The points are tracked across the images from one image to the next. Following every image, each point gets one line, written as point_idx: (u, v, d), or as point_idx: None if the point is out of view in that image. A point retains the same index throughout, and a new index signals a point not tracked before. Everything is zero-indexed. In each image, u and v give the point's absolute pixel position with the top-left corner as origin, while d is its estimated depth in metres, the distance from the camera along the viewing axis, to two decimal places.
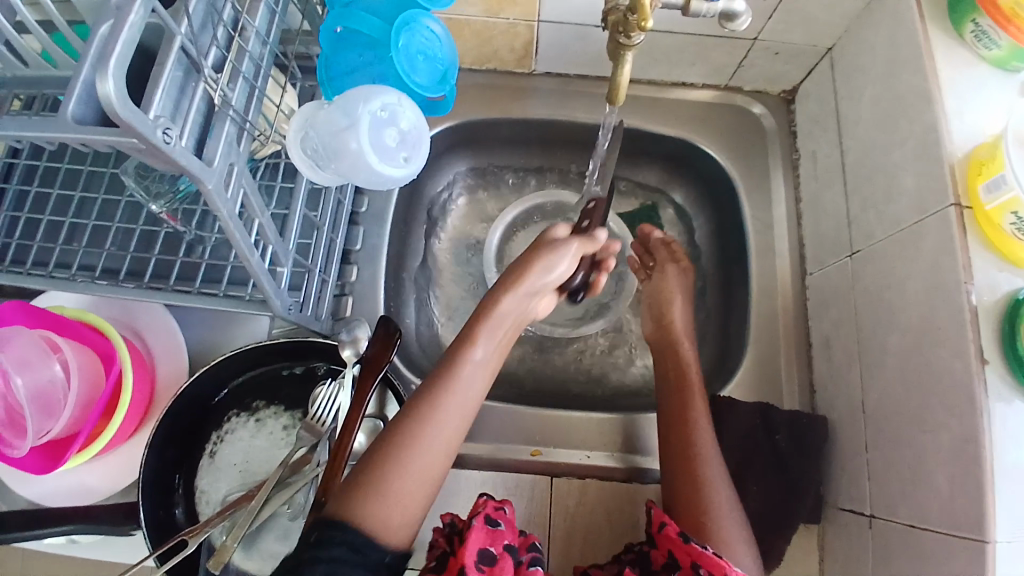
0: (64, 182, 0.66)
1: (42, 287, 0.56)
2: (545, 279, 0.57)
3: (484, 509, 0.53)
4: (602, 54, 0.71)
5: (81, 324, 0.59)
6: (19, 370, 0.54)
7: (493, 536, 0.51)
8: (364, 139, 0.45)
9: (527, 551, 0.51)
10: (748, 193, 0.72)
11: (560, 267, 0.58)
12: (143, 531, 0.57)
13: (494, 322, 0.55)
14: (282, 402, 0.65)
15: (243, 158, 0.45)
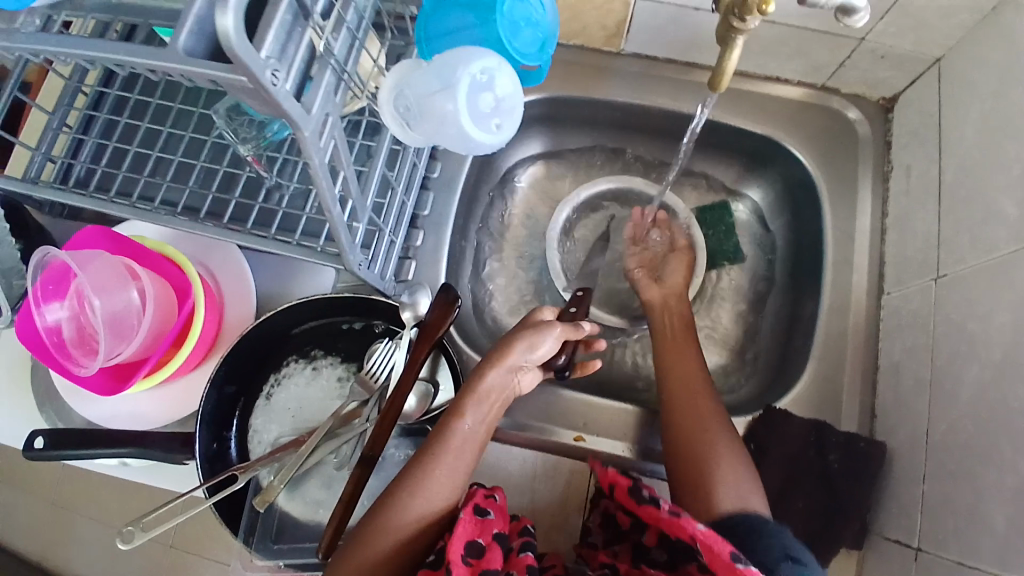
0: (154, 116, 0.68)
1: (126, 215, 0.58)
2: (526, 359, 0.56)
3: (476, 498, 0.51)
4: (694, 41, 0.68)
5: (160, 255, 0.61)
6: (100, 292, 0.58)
7: (483, 527, 0.49)
8: (459, 103, 0.45)
9: (519, 538, 0.52)
10: (830, 201, 0.69)
11: (544, 346, 0.56)
12: (197, 461, 0.60)
13: (500, 378, 0.55)
14: (338, 354, 0.67)
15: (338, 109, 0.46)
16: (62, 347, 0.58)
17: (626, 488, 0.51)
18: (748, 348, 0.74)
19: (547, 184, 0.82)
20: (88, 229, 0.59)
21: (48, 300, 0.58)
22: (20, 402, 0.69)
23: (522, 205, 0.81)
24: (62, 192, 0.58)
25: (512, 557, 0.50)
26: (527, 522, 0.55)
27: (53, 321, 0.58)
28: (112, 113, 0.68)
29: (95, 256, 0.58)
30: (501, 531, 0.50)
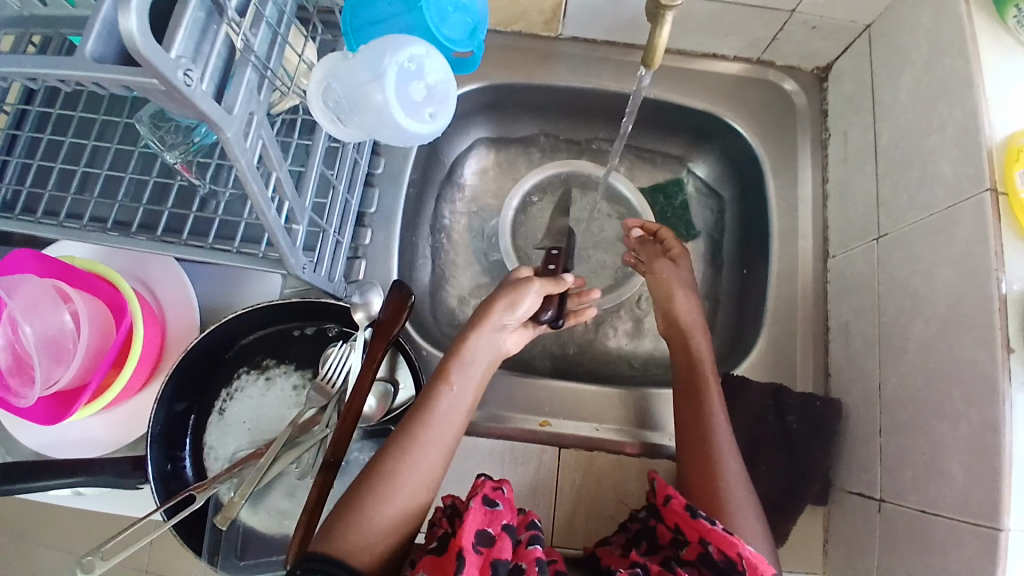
0: (78, 129, 0.64)
1: (54, 235, 0.55)
2: (504, 319, 0.59)
3: (483, 489, 0.52)
4: (631, 21, 0.68)
5: (91, 274, 0.58)
6: (28, 317, 0.54)
7: (492, 518, 0.50)
8: (388, 92, 0.43)
9: (526, 530, 0.51)
10: (774, 172, 0.70)
11: (523, 305, 0.59)
12: (151, 484, 0.57)
13: (479, 346, 0.59)
14: (291, 361, 0.65)
15: (263, 108, 0.44)
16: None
17: (681, 507, 0.52)
18: (706, 321, 0.75)
19: (495, 173, 0.81)
20: (15, 252, 0.55)
21: None
22: None
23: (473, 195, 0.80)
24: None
25: (519, 550, 0.49)
26: (535, 517, 0.54)
27: None
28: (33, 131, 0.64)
29: (24, 279, 0.55)
30: (510, 523, 0.51)
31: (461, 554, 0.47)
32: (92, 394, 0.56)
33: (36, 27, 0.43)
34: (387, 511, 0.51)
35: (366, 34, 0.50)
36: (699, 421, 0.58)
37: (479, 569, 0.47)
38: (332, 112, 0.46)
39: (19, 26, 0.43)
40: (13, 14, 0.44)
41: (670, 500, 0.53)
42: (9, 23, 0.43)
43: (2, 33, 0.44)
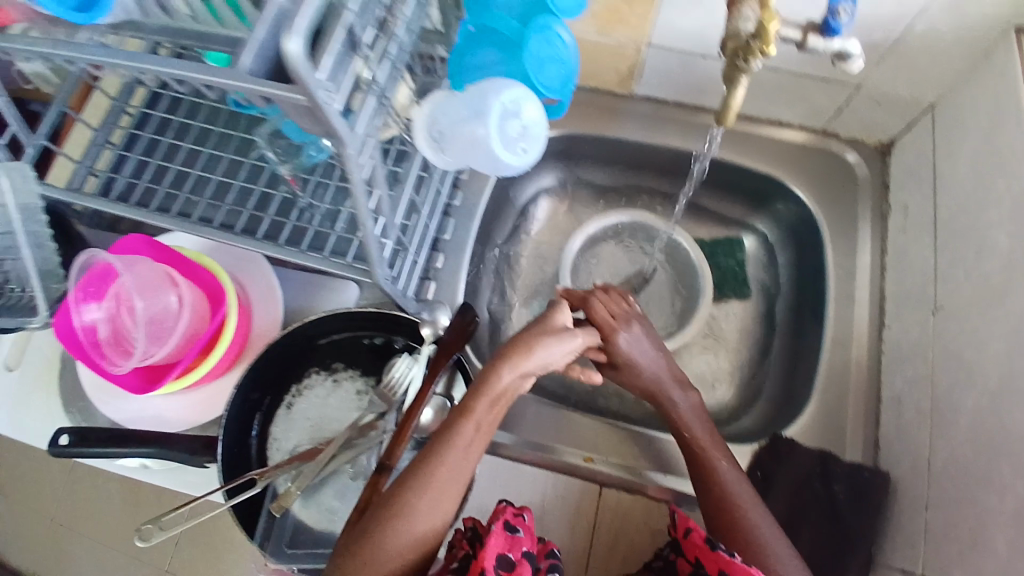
0: (201, 139, 0.73)
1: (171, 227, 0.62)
2: (540, 359, 0.57)
3: (504, 514, 0.53)
4: (703, 85, 0.74)
5: (196, 264, 0.64)
6: (140, 294, 0.61)
7: (511, 542, 0.51)
8: (490, 129, 0.50)
9: (545, 559, 0.52)
10: (832, 239, 0.72)
11: (557, 347, 0.58)
12: (218, 463, 0.62)
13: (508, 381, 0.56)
14: (359, 367, 0.70)
15: (376, 130, 0.50)
16: (96, 345, 0.61)
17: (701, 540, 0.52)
18: (756, 379, 0.76)
19: (560, 216, 0.86)
20: (131, 237, 0.63)
21: (85, 302, 0.62)
22: (49, 404, 0.72)
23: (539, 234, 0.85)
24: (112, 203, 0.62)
25: None
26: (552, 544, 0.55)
27: (87, 322, 0.61)
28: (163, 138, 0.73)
29: (135, 262, 0.62)
30: (527, 549, 0.51)
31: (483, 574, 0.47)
32: (182, 369, 0.62)
33: (180, 37, 0.49)
34: (400, 541, 0.51)
35: (468, 73, 0.57)
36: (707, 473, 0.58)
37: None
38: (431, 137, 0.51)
39: (163, 33, 0.50)
40: (161, 22, 0.50)
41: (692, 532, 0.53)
42: (157, 31, 0.50)
43: (148, 38, 0.50)
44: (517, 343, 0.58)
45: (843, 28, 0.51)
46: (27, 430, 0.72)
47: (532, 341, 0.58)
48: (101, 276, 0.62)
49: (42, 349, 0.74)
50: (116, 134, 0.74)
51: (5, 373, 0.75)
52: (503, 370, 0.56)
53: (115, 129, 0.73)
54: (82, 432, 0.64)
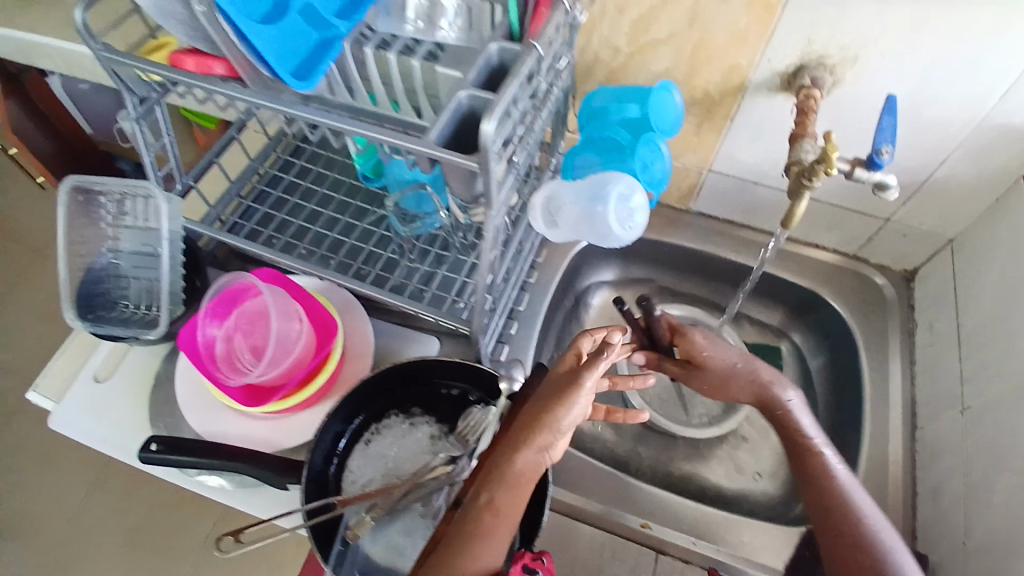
0: (322, 203, 0.86)
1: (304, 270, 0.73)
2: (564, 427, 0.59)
3: (523, 559, 0.54)
4: (753, 207, 0.87)
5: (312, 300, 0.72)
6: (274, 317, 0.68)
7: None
8: (605, 209, 0.59)
9: None
10: (867, 346, 0.81)
11: (577, 407, 0.60)
12: (302, 483, 0.66)
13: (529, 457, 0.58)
14: (435, 414, 0.75)
15: (509, 203, 0.61)
16: (212, 360, 0.68)
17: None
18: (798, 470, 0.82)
19: (616, 305, 0.95)
20: (263, 270, 0.72)
21: (210, 320, 0.69)
22: (135, 418, 0.76)
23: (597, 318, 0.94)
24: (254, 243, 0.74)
25: None
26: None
27: (208, 338, 0.69)
28: (293, 199, 0.85)
29: (270, 288, 0.70)
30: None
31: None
32: (287, 391, 0.68)
33: (360, 114, 0.62)
34: None
35: (579, 171, 0.70)
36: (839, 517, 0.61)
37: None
38: (546, 220, 0.64)
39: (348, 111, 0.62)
40: (344, 100, 0.63)
41: None
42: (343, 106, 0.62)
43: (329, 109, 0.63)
44: (533, 412, 0.60)
45: (885, 164, 0.64)
46: (106, 440, 0.75)
47: (545, 406, 0.60)
48: (227, 299, 0.70)
49: (134, 367, 0.80)
50: (246, 188, 0.85)
51: (95, 384, 0.80)
52: (520, 448, 0.59)
53: (247, 184, 0.85)
54: (171, 442, 0.68)
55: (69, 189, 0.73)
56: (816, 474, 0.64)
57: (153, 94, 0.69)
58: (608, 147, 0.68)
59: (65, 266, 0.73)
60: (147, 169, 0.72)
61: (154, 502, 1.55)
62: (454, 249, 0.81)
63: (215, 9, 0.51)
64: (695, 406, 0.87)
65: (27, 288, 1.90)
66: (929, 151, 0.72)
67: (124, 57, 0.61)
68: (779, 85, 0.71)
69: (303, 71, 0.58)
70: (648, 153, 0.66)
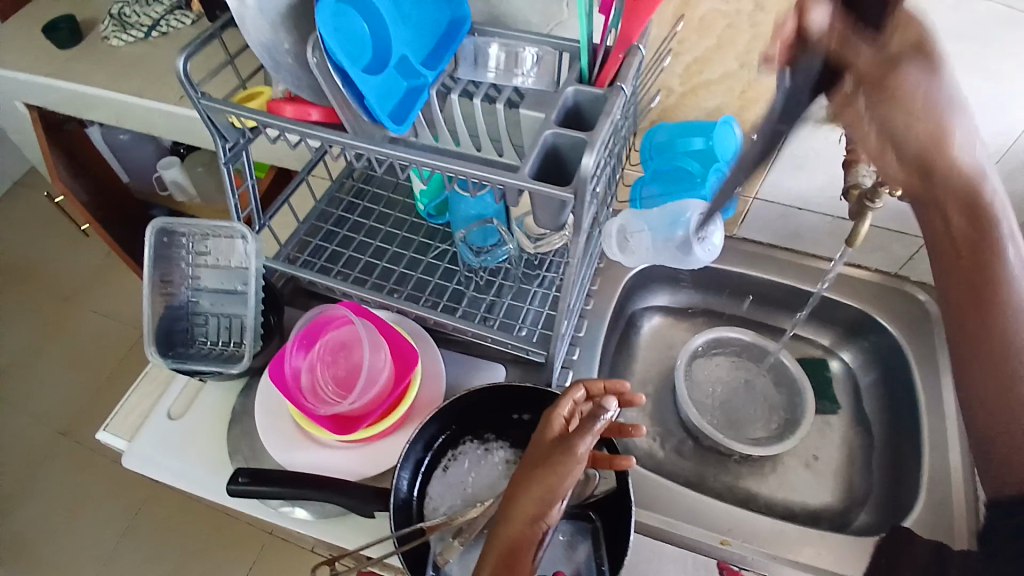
0: (386, 239, 0.90)
1: (388, 301, 0.78)
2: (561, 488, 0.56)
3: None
4: (797, 232, 0.91)
5: (389, 330, 0.75)
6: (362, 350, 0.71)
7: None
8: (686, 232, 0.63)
9: None
10: (918, 361, 0.84)
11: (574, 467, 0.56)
12: (390, 511, 0.67)
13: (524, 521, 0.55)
14: (509, 439, 0.77)
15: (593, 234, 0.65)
16: (299, 391, 0.70)
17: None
18: (861, 485, 0.85)
19: (666, 331, 1.00)
20: (348, 305, 0.74)
21: (295, 352, 0.71)
22: (212, 453, 0.77)
23: (651, 342, 0.99)
24: (337, 277, 0.78)
25: None
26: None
27: (295, 369, 0.71)
28: (360, 236, 0.89)
29: (360, 322, 0.73)
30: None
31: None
32: (373, 419, 0.70)
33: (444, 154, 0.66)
34: None
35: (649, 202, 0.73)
36: None
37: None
38: (620, 245, 0.69)
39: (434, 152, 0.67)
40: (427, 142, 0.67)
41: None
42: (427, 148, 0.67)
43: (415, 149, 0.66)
44: (514, 493, 0.56)
45: None
46: (184, 476, 0.76)
47: (525, 481, 0.57)
48: (311, 331, 0.73)
49: (208, 403, 0.81)
50: (313, 228, 0.89)
51: (173, 420, 0.81)
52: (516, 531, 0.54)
53: (314, 224, 0.89)
54: (257, 474, 0.69)
55: (154, 232, 0.76)
56: (982, 255, 0.54)
57: (240, 140, 0.73)
58: (676, 177, 0.71)
59: (150, 305, 0.76)
60: (232, 210, 0.75)
61: (187, 548, 1.54)
62: (517, 279, 0.86)
63: (327, 57, 0.55)
64: (754, 426, 0.89)
65: (60, 337, 1.93)
66: None
67: (226, 106, 0.65)
68: (825, 116, 0.76)
69: (398, 114, 0.63)
70: (718, 183, 0.69)
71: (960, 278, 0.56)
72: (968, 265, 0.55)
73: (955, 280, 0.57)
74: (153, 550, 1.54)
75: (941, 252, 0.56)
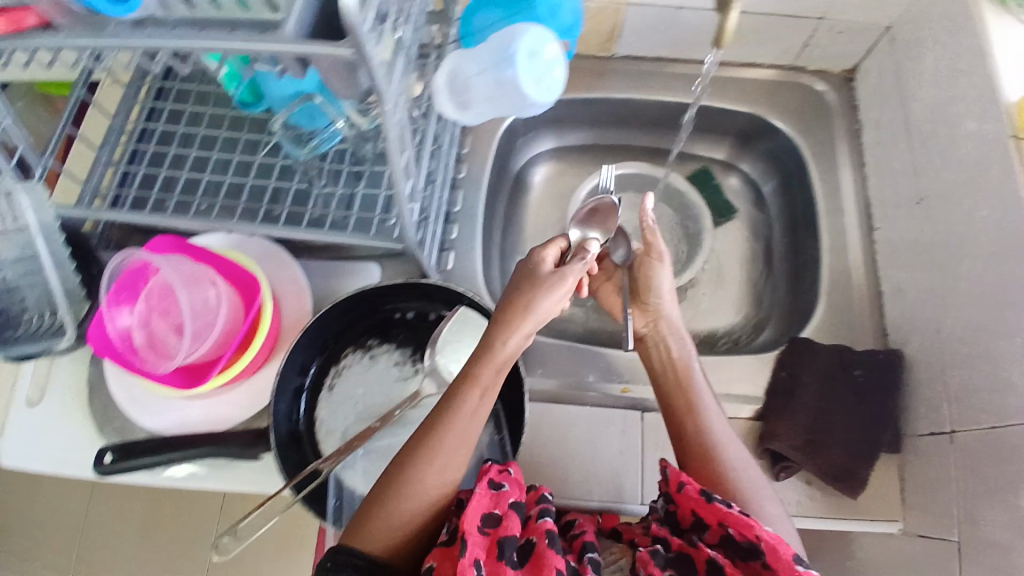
0: (202, 143, 0.74)
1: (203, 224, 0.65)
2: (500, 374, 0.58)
3: (490, 474, 0.54)
4: (679, 38, 0.77)
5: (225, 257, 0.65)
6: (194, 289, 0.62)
7: (496, 499, 0.52)
8: None
9: (536, 507, 0.54)
10: (816, 162, 0.79)
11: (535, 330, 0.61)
12: (274, 447, 0.62)
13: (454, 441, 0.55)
14: (394, 340, 0.71)
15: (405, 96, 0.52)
16: (133, 351, 0.62)
17: (696, 491, 0.55)
18: (765, 300, 0.82)
19: (557, 182, 0.89)
20: (158, 238, 0.63)
21: (122, 299, 0.62)
22: (86, 427, 0.72)
23: (543, 191, 0.89)
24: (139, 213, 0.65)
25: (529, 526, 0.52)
26: (546, 491, 0.56)
27: (122, 329, 0.62)
28: (179, 146, 0.74)
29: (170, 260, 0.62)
30: (518, 500, 0.53)
31: (465, 536, 0.48)
32: (233, 356, 0.63)
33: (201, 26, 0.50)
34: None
35: (477, 34, 0.58)
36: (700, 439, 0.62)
37: (484, 550, 0.49)
38: (454, 102, 0.55)
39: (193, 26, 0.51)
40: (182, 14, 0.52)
41: (685, 485, 0.56)
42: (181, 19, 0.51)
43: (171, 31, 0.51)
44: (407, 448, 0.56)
45: None
46: (69, 462, 0.71)
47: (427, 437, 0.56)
48: (130, 280, 0.63)
49: (66, 375, 0.74)
50: (119, 152, 0.74)
51: (28, 411, 0.73)
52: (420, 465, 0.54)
53: (116, 147, 0.73)
54: (125, 447, 0.66)
55: None
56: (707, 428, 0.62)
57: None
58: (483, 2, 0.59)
59: None
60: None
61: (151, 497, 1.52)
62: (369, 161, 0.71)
63: None
64: None
65: None
66: None
67: None
68: None
69: None
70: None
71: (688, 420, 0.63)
72: (681, 411, 0.64)
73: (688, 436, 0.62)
74: (84, 520, 1.36)
75: (673, 399, 0.65)
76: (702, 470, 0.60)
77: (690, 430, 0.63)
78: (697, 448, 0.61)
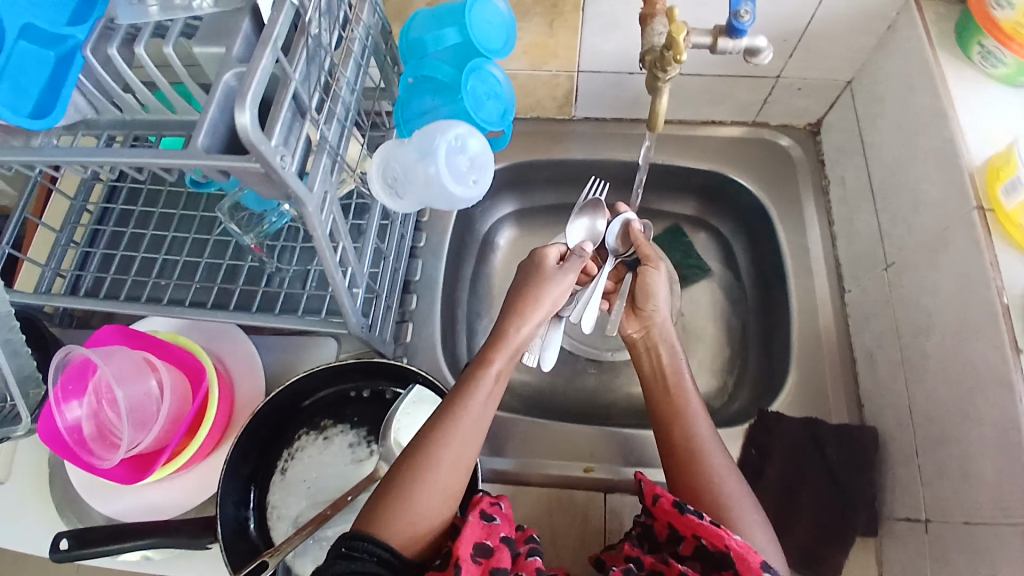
0: (160, 224, 0.76)
1: (147, 310, 0.65)
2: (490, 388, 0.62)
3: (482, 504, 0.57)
4: (636, 99, 0.78)
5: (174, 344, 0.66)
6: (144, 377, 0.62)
7: (491, 530, 0.56)
8: None
9: (525, 543, 0.56)
10: (782, 220, 0.77)
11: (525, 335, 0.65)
12: (220, 541, 0.61)
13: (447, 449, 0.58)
14: (348, 421, 0.70)
15: (334, 188, 0.52)
16: (83, 443, 0.61)
17: (669, 503, 0.57)
18: (738, 365, 0.79)
19: (522, 244, 0.88)
20: (104, 328, 0.64)
21: (77, 389, 0.61)
22: (44, 509, 0.71)
23: (509, 253, 0.88)
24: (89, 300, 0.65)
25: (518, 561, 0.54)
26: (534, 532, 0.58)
27: (72, 422, 0.61)
28: (137, 228, 0.76)
29: (118, 351, 0.62)
30: (508, 534, 0.56)
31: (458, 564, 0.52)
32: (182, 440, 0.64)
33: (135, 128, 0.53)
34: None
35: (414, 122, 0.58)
36: (686, 443, 0.62)
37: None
38: (385, 184, 0.53)
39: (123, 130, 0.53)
40: (115, 118, 0.53)
41: (660, 499, 0.58)
42: (112, 125, 0.53)
43: (105, 133, 0.54)
44: (409, 458, 0.58)
45: (748, 27, 0.54)
46: (27, 539, 0.70)
47: (430, 447, 0.58)
48: (80, 371, 0.63)
49: (29, 454, 0.74)
50: (79, 234, 0.75)
51: None
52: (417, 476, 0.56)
53: (76, 228, 0.74)
54: (79, 534, 0.62)
55: None
56: (690, 436, 0.62)
57: None
58: (419, 88, 0.57)
59: None
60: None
61: None
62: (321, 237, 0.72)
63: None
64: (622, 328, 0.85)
65: None
66: (789, 19, 0.63)
67: None
68: None
69: (43, 106, 0.48)
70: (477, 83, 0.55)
71: (674, 423, 0.64)
72: (667, 415, 0.65)
73: (675, 439, 0.63)
74: None
75: (662, 403, 0.66)
76: (686, 479, 0.60)
77: (678, 432, 0.63)
78: (687, 452, 0.61)
